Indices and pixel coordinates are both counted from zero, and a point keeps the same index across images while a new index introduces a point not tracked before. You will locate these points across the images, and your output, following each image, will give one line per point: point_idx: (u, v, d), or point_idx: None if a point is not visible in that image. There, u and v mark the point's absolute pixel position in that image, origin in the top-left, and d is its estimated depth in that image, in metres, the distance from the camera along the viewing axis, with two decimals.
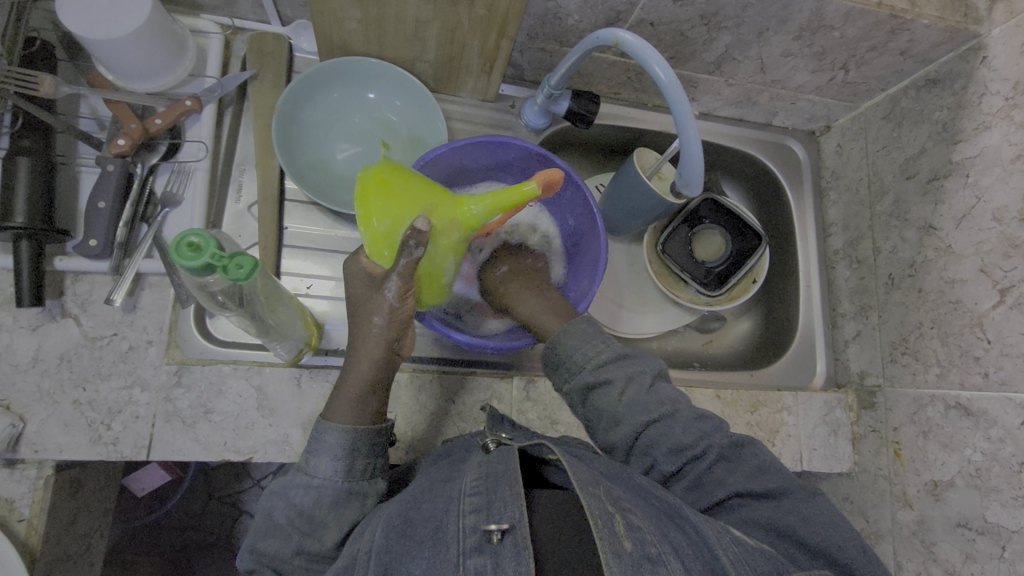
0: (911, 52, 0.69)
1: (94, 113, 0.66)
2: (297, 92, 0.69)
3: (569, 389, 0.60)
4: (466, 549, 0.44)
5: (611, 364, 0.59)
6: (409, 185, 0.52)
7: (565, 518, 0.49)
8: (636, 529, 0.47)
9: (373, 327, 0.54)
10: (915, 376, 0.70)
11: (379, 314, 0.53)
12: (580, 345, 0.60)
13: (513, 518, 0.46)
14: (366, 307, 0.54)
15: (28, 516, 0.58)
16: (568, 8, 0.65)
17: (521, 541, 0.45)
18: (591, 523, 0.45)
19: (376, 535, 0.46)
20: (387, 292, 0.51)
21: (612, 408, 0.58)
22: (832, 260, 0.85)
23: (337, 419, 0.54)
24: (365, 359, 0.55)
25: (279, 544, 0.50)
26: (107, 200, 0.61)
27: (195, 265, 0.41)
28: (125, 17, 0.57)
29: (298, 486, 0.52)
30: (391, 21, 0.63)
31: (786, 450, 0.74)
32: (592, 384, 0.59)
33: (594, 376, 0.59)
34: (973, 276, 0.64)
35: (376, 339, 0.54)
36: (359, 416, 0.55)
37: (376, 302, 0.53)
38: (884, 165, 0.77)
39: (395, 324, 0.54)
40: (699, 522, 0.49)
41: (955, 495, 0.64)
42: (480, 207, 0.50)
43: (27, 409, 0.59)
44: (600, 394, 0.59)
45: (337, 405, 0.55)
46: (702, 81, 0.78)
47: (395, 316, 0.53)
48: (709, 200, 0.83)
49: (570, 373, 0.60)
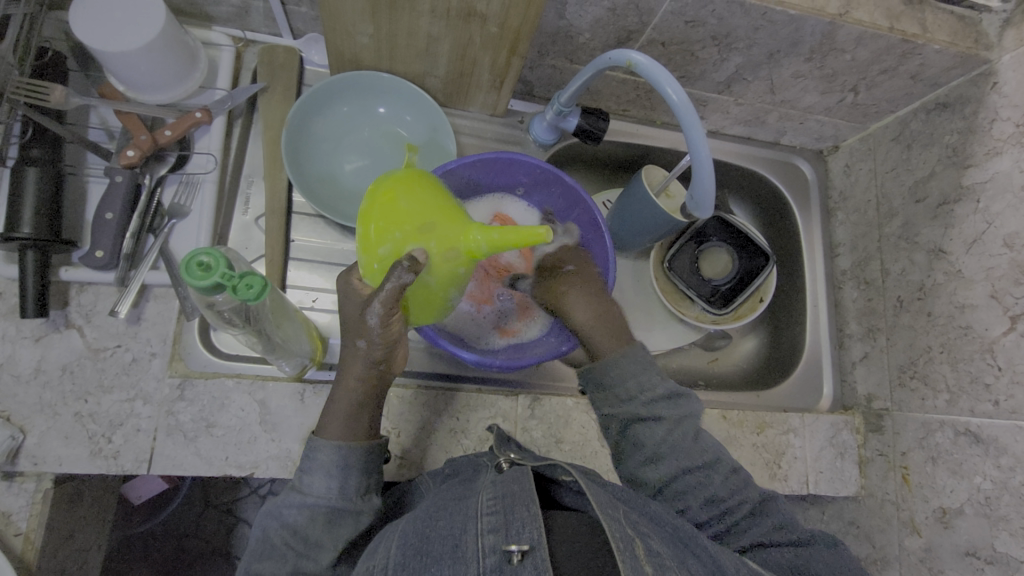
0: (922, 76, 0.69)
1: (104, 123, 0.66)
2: (307, 105, 0.69)
3: (612, 414, 0.59)
4: (486, 569, 0.43)
5: (661, 401, 0.59)
6: (414, 204, 0.49)
7: (577, 545, 0.48)
8: (656, 555, 0.46)
9: (359, 347, 0.53)
10: (924, 402, 0.69)
11: (363, 337, 0.51)
12: (637, 374, 0.59)
13: (533, 539, 0.45)
14: (353, 329, 0.53)
15: (25, 530, 0.57)
16: (580, 27, 0.65)
17: (541, 562, 0.43)
18: (614, 547, 0.45)
19: (392, 553, 0.46)
20: (370, 317, 0.49)
21: (653, 444, 0.58)
22: (840, 280, 0.85)
23: (326, 436, 0.54)
24: (353, 377, 0.54)
25: (276, 565, 0.49)
26: (114, 212, 0.61)
27: (204, 285, 0.41)
28: (139, 30, 0.57)
29: (292, 506, 0.52)
30: (403, 37, 0.63)
31: (792, 473, 0.73)
32: (641, 417, 0.58)
33: (646, 410, 0.58)
34: (984, 302, 0.63)
35: (362, 359, 0.53)
36: (349, 434, 0.54)
37: (361, 327, 0.51)
38: (893, 187, 0.77)
39: (380, 346, 0.52)
40: (712, 549, 0.50)
41: (964, 523, 0.63)
42: (482, 242, 0.46)
43: (27, 420, 0.58)
44: (645, 428, 0.58)
45: (328, 421, 0.55)
46: (711, 100, 0.78)
47: (376, 341, 0.52)
48: (717, 218, 0.82)
49: (617, 399, 0.59)
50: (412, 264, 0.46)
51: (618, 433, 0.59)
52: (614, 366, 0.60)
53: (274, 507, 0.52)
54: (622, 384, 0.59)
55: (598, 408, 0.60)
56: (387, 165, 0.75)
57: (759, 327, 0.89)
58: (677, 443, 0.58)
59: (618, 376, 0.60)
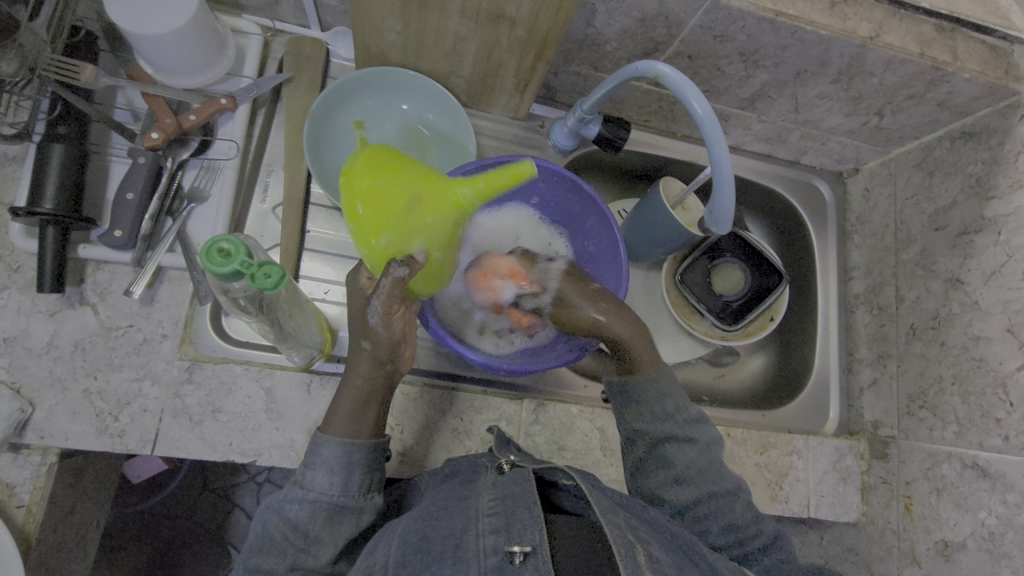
0: (950, 104, 0.68)
1: (130, 104, 0.66)
2: (331, 97, 0.69)
3: (645, 430, 0.62)
4: (486, 569, 0.43)
5: (691, 423, 0.62)
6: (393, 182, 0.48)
7: (578, 550, 0.48)
8: (656, 561, 0.46)
9: (364, 348, 0.55)
10: (932, 432, 0.69)
11: (368, 337, 0.54)
12: (672, 392, 0.63)
13: (535, 540, 0.45)
14: (359, 330, 0.55)
15: (27, 502, 0.58)
16: (608, 35, 0.65)
17: (543, 564, 0.43)
18: (615, 551, 0.45)
19: (393, 550, 0.46)
20: (372, 318, 0.52)
21: (684, 464, 0.61)
22: (852, 304, 0.84)
23: (332, 432, 0.54)
24: (359, 376, 0.55)
25: (276, 560, 0.50)
26: (135, 192, 0.62)
27: (224, 271, 0.41)
28: (171, 13, 0.58)
29: (293, 500, 0.52)
30: (430, 36, 0.64)
31: (794, 495, 0.72)
32: (671, 436, 0.61)
33: (680, 430, 0.61)
34: (999, 335, 0.63)
35: (368, 358, 0.55)
36: (355, 430, 0.54)
37: (365, 329, 0.54)
38: (912, 214, 0.76)
39: (386, 344, 0.54)
40: (711, 558, 0.51)
41: (966, 557, 0.62)
42: (472, 195, 0.47)
43: (37, 394, 0.58)
44: (675, 448, 0.61)
45: (331, 417, 0.55)
46: (733, 116, 0.77)
47: (382, 341, 0.54)
48: (731, 233, 0.82)
49: (648, 415, 0.62)
50: (411, 262, 0.49)
51: (644, 449, 0.62)
52: (648, 386, 0.63)
53: (275, 502, 0.53)
54: (657, 400, 0.63)
55: (626, 422, 0.63)
56: None
57: (767, 346, 0.88)
58: (703, 466, 0.61)
59: (651, 394, 0.63)
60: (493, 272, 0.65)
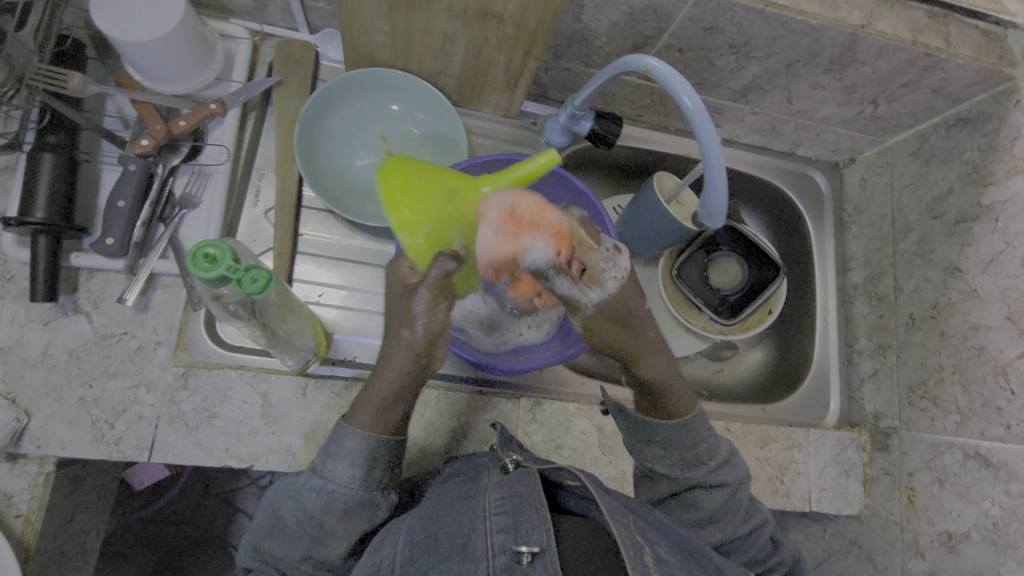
0: (944, 91, 0.67)
1: (120, 112, 0.66)
2: (321, 100, 0.69)
3: (671, 473, 0.60)
4: (496, 569, 0.43)
5: (721, 467, 0.60)
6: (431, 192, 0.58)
7: (585, 550, 0.47)
8: (663, 563, 0.46)
9: (403, 339, 0.54)
10: (933, 422, 0.68)
11: (408, 326, 0.54)
12: (704, 440, 0.61)
13: (543, 542, 0.44)
14: (399, 320, 0.54)
15: (25, 512, 0.58)
16: (597, 30, 0.64)
17: (552, 564, 0.43)
18: (623, 551, 0.44)
19: (399, 548, 0.46)
20: (417, 305, 0.53)
21: (711, 508, 0.58)
22: (850, 295, 0.83)
23: (357, 425, 0.54)
24: (392, 370, 0.54)
25: (288, 546, 0.50)
26: (127, 200, 0.61)
27: (211, 277, 0.41)
28: (157, 19, 0.58)
29: (310, 488, 0.52)
30: (419, 35, 0.63)
31: (796, 489, 0.72)
32: (703, 483, 0.59)
33: (710, 477, 0.59)
34: (999, 323, 0.62)
35: (405, 350, 0.54)
36: (379, 425, 0.54)
37: (408, 315, 0.54)
38: (910, 203, 0.76)
39: (428, 335, 0.54)
40: (719, 562, 0.50)
41: (970, 548, 0.62)
42: (506, 183, 0.57)
43: (32, 403, 0.58)
44: (702, 493, 0.59)
45: (358, 409, 0.54)
46: (726, 108, 0.77)
47: (424, 329, 0.54)
48: (727, 227, 0.82)
49: (676, 461, 0.60)
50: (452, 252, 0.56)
51: (668, 491, 0.61)
52: (682, 431, 0.60)
53: (289, 487, 0.53)
54: (687, 449, 0.60)
55: (649, 466, 0.61)
56: None
57: (767, 339, 0.87)
58: (729, 508, 0.58)
59: (683, 441, 0.60)
60: (531, 221, 0.55)
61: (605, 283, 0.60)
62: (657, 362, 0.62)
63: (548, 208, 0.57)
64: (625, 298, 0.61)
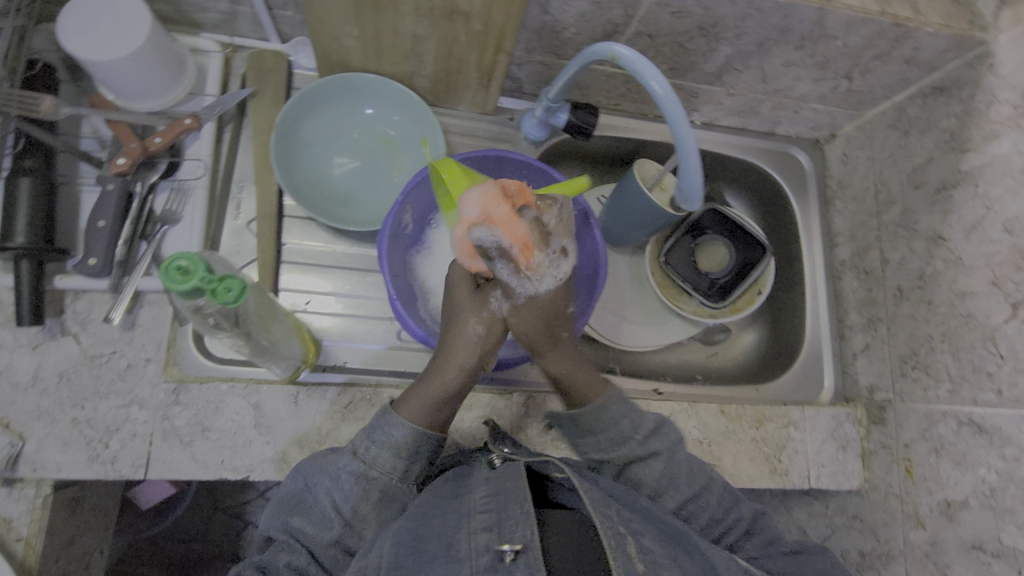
0: (917, 60, 0.67)
1: (95, 132, 0.67)
2: (295, 108, 0.69)
3: (610, 458, 0.60)
4: (479, 568, 0.42)
5: (654, 436, 0.61)
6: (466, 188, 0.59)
7: (571, 543, 0.47)
8: (648, 552, 0.46)
9: (470, 335, 0.59)
10: (926, 392, 0.68)
11: (482, 324, 0.59)
12: (626, 415, 0.61)
13: (526, 537, 0.43)
14: (468, 317, 0.60)
15: (26, 536, 0.58)
16: (565, 21, 0.64)
17: (535, 562, 0.42)
18: (604, 544, 0.44)
19: (385, 551, 0.44)
20: (494, 300, 0.60)
21: (653, 480, 0.59)
22: (839, 270, 0.83)
23: (406, 414, 0.55)
24: (455, 363, 0.58)
25: (318, 528, 0.51)
26: (106, 219, 0.62)
27: (184, 289, 0.41)
28: (124, 37, 0.58)
29: (348, 474, 0.53)
30: (388, 38, 0.63)
31: (794, 467, 0.72)
32: (638, 456, 0.60)
33: (642, 448, 0.60)
34: (984, 289, 0.62)
35: (471, 347, 0.59)
36: (428, 419, 0.56)
37: (480, 312, 0.60)
38: (891, 174, 0.76)
39: (492, 335, 0.59)
40: (705, 547, 0.49)
41: (968, 516, 0.61)
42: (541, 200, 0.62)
43: (26, 427, 0.59)
44: (643, 466, 0.60)
45: (408, 399, 0.56)
46: (702, 91, 0.77)
47: (492, 326, 0.60)
48: (712, 210, 0.81)
49: (609, 442, 0.61)
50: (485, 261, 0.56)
51: (615, 471, 0.61)
52: (599, 411, 0.61)
53: (326, 465, 0.53)
54: (615, 424, 0.61)
55: (586, 453, 0.62)
56: (377, 167, 0.75)
57: (760, 319, 0.87)
58: (673, 473, 0.59)
59: (604, 421, 0.61)
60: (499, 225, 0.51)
61: (539, 282, 0.58)
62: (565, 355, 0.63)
63: (516, 217, 0.52)
64: (554, 299, 0.59)
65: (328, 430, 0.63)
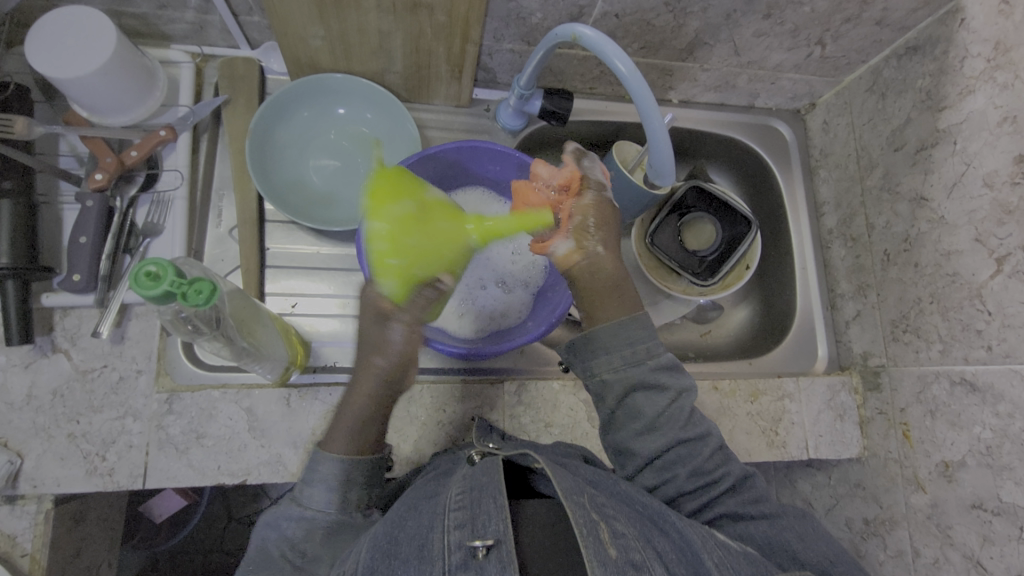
0: (888, 21, 0.67)
1: (73, 150, 0.67)
2: (268, 114, 0.70)
3: (616, 378, 0.58)
4: (451, 566, 0.41)
5: (664, 371, 0.58)
6: (404, 204, 0.57)
7: (542, 534, 0.47)
8: (621, 537, 0.45)
9: (374, 366, 0.56)
10: (918, 354, 0.67)
11: (381, 354, 0.56)
12: (639, 339, 0.58)
13: (499, 532, 0.43)
14: (372, 346, 0.57)
15: (31, 551, 0.59)
16: (530, 7, 0.63)
17: (507, 555, 0.42)
18: (576, 532, 0.43)
19: (359, 557, 0.43)
20: (393, 335, 0.56)
21: (653, 414, 0.57)
22: (827, 239, 0.83)
23: (333, 450, 0.55)
24: (362, 394, 0.56)
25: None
26: (87, 235, 0.62)
27: (156, 294, 0.42)
28: (89, 54, 0.58)
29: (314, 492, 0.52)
30: (354, 36, 0.63)
31: (791, 439, 0.72)
32: (642, 385, 0.58)
33: (650, 377, 0.58)
34: (969, 246, 0.61)
35: (373, 376, 0.56)
36: (354, 445, 0.55)
37: (382, 342, 0.56)
38: (871, 139, 0.75)
39: (394, 364, 0.57)
40: (680, 524, 0.49)
41: (967, 475, 0.61)
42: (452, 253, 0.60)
43: (24, 445, 0.59)
44: (643, 397, 0.58)
45: (333, 435, 0.56)
46: (677, 69, 0.76)
47: (393, 356, 0.57)
48: (695, 187, 0.81)
49: (619, 362, 0.58)
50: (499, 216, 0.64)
51: (615, 400, 0.58)
52: (615, 328, 0.58)
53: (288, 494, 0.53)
54: (627, 346, 0.58)
55: (596, 373, 0.59)
56: (355, 166, 0.76)
57: (750, 296, 0.88)
58: (671, 414, 0.57)
59: (619, 339, 0.58)
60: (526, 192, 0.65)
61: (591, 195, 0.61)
62: (599, 267, 0.60)
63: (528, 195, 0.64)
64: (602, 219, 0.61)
65: (322, 429, 0.64)
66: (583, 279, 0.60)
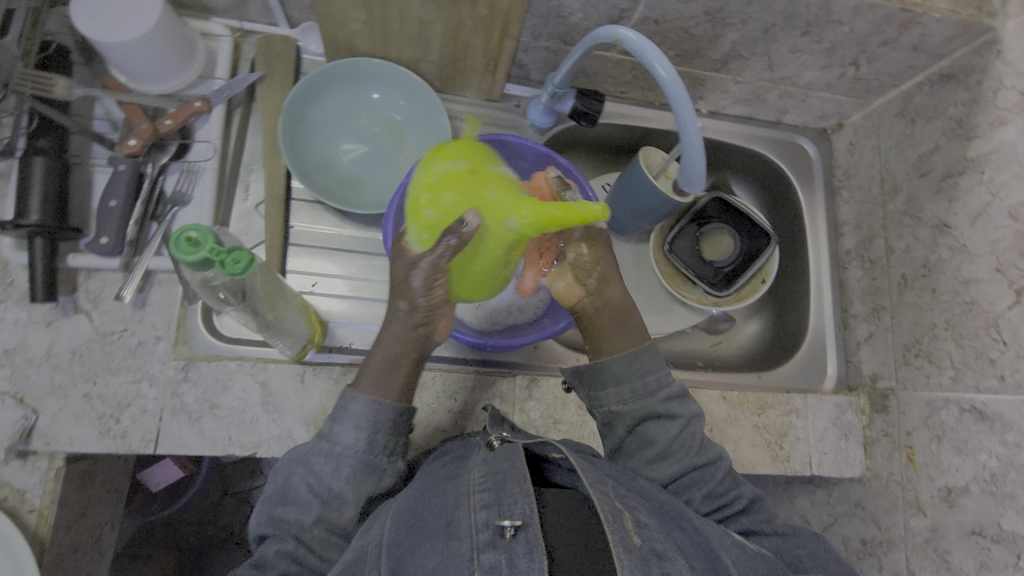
0: (924, 47, 0.67)
1: (108, 115, 0.68)
2: (302, 93, 0.70)
3: (627, 410, 0.59)
4: (478, 544, 0.42)
5: (675, 400, 0.60)
6: (456, 161, 0.52)
7: (563, 519, 0.48)
8: (643, 526, 0.46)
9: (398, 309, 0.54)
10: (928, 379, 0.68)
11: (405, 299, 0.53)
12: (652, 369, 0.60)
13: (525, 515, 0.44)
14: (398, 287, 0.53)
15: (39, 507, 0.60)
16: (572, 6, 0.63)
17: (534, 538, 0.42)
18: (602, 518, 0.45)
19: (385, 529, 0.45)
20: (414, 281, 0.51)
21: (664, 442, 0.58)
22: (844, 260, 0.83)
23: (361, 388, 0.54)
24: (392, 337, 0.55)
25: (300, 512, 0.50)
26: (117, 199, 0.63)
27: (194, 260, 0.43)
28: (134, 21, 0.59)
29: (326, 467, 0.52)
30: (395, 22, 0.64)
31: (795, 454, 0.72)
32: (657, 414, 0.59)
33: (663, 408, 0.59)
34: (989, 276, 0.62)
35: (400, 322, 0.54)
36: (384, 389, 0.54)
37: (404, 284, 0.52)
38: (897, 163, 0.76)
39: (421, 310, 0.53)
40: (698, 522, 0.50)
41: (969, 501, 0.61)
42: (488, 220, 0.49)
43: (40, 401, 0.60)
44: (657, 425, 0.59)
45: (365, 373, 0.55)
46: (709, 79, 0.77)
47: (416, 304, 0.53)
48: (717, 199, 0.81)
49: (630, 394, 0.60)
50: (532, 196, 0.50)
51: (624, 430, 0.60)
52: (627, 360, 0.60)
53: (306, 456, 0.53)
54: (641, 375, 0.60)
55: (606, 404, 0.60)
56: (383, 151, 0.76)
57: (762, 310, 0.88)
58: (683, 440, 0.58)
59: (631, 370, 0.60)
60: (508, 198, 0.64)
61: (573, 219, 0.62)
62: (603, 304, 0.63)
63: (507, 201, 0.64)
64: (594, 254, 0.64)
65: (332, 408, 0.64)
66: (590, 315, 0.63)
